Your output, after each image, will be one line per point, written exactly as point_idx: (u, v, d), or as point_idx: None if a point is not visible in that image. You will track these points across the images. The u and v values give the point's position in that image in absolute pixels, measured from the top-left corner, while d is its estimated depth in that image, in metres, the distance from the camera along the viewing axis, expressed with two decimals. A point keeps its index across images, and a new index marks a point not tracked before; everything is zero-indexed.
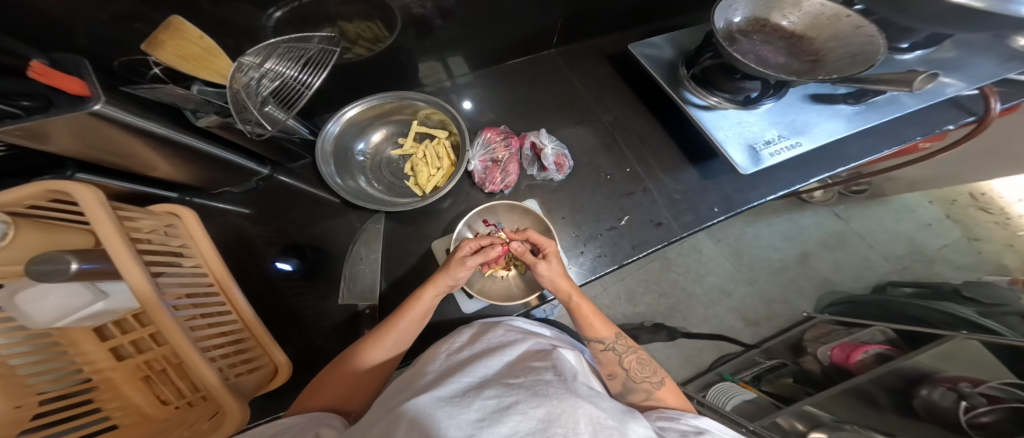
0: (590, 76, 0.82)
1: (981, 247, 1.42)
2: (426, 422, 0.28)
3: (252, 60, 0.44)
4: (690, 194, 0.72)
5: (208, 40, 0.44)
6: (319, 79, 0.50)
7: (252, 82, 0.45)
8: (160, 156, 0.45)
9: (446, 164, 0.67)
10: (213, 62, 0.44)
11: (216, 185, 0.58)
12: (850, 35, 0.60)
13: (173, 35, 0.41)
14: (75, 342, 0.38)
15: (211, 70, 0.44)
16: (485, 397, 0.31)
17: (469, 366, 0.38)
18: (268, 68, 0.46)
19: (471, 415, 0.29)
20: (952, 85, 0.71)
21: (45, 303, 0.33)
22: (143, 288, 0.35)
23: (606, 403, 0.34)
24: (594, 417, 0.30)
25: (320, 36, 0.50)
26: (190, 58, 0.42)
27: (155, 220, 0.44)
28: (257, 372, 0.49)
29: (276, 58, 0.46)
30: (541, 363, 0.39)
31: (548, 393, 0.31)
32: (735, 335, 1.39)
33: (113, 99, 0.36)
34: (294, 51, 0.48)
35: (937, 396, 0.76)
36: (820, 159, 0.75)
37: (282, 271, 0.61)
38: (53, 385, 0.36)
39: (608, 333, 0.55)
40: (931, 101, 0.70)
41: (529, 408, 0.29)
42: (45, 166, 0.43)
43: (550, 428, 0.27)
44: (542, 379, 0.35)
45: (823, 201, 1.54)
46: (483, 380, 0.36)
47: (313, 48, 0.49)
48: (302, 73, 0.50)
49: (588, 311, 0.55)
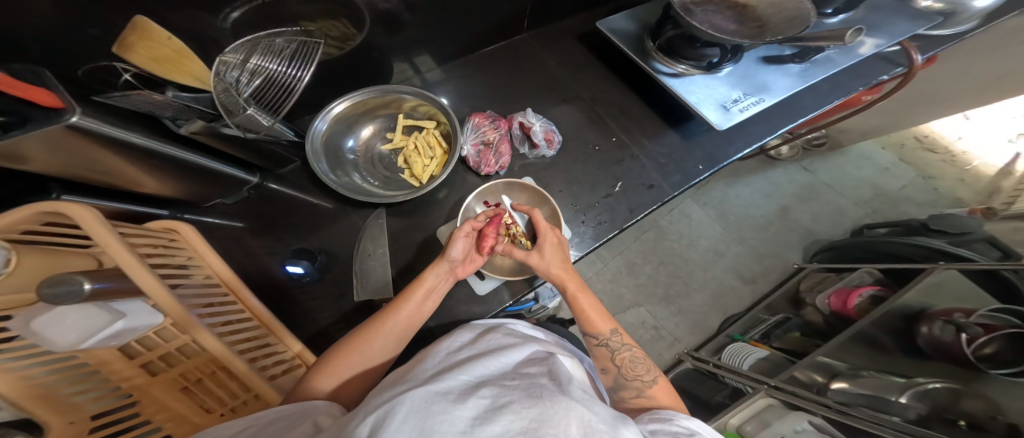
0: (565, 56, 0.80)
1: (936, 184, 1.52)
2: (421, 417, 0.25)
3: (235, 58, 0.44)
4: (676, 155, 0.72)
5: (177, 40, 0.39)
6: (307, 73, 0.47)
7: (235, 82, 0.44)
8: (145, 169, 0.40)
9: (439, 153, 0.63)
10: (185, 65, 0.40)
11: (204, 198, 0.53)
12: (782, 3, 0.62)
13: (141, 36, 0.37)
14: (105, 361, 0.33)
15: (184, 74, 0.40)
16: (479, 396, 0.29)
17: (467, 364, 0.36)
18: (253, 64, 0.45)
19: (466, 413, 0.27)
20: (873, 45, 0.74)
21: (63, 328, 0.28)
22: (159, 292, 0.33)
23: (599, 407, 0.30)
24: (585, 420, 0.27)
25: (288, 30, 0.46)
26: (164, 61, 0.38)
27: (154, 232, 0.38)
28: (292, 372, 0.45)
29: (259, 55, 0.45)
30: (536, 369, 0.36)
31: (542, 395, 0.29)
32: (735, 294, 1.42)
33: (90, 111, 0.31)
34: (275, 45, 0.46)
35: (937, 332, 0.79)
36: (782, 110, 0.77)
37: (294, 275, 0.55)
38: (96, 403, 0.33)
39: (607, 328, 0.52)
40: (857, 58, 0.72)
41: (522, 408, 0.27)
42: (26, 190, 0.37)
43: (540, 430, 0.25)
44: (538, 382, 0.32)
45: (791, 157, 1.63)
46: (481, 380, 0.33)
47: (292, 41, 0.46)
48: (291, 68, 0.47)
49: (586, 304, 0.53)
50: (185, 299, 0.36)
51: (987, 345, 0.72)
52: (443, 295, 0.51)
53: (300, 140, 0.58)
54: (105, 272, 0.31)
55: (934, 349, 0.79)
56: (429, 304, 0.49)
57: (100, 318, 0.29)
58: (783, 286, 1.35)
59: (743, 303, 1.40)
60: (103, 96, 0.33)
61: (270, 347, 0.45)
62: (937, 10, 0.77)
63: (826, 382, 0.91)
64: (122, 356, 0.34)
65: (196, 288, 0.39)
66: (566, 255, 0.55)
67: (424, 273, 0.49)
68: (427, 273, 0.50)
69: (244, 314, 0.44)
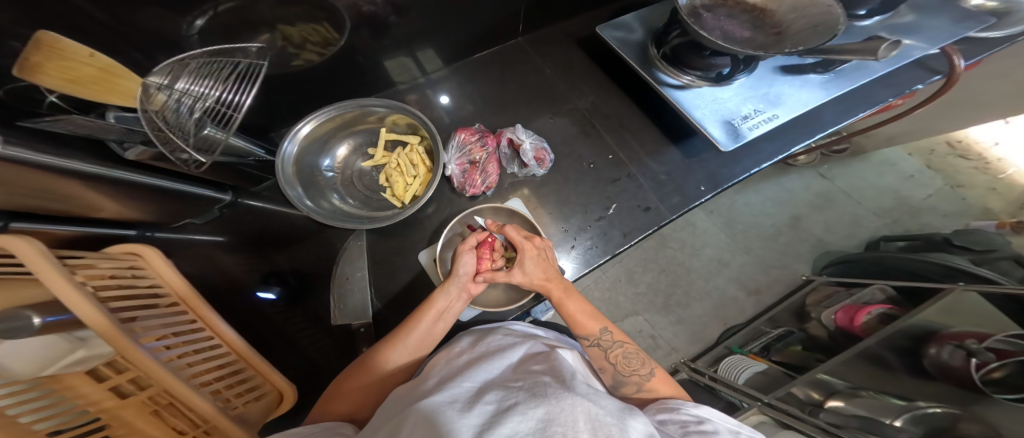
0: (564, 61, 0.76)
1: (965, 193, 1.45)
2: (427, 427, 0.26)
3: (159, 80, 0.37)
4: (676, 174, 0.68)
5: (102, 57, 0.34)
6: (246, 98, 0.40)
7: (172, 103, 0.37)
8: (103, 195, 0.38)
9: (422, 171, 0.61)
10: (117, 83, 0.34)
11: (176, 217, 0.50)
12: (806, 6, 0.55)
13: (53, 55, 0.31)
14: (72, 385, 0.31)
15: (120, 93, 0.34)
16: (485, 402, 0.28)
17: (468, 370, 0.35)
18: (180, 88, 0.38)
19: (472, 420, 0.26)
20: (915, 47, 0.67)
21: (19, 356, 0.28)
22: (104, 326, 0.30)
23: (604, 400, 0.30)
24: (591, 414, 0.27)
25: (248, 48, 0.44)
26: (88, 82, 0.32)
27: (116, 258, 0.38)
28: (264, 399, 0.47)
29: (187, 77, 0.39)
30: (540, 366, 0.36)
31: (546, 393, 0.28)
32: (738, 306, 1.38)
33: (22, 138, 0.29)
34: (212, 67, 0.40)
35: (946, 356, 0.74)
36: (797, 126, 0.71)
37: (267, 300, 0.54)
38: (65, 426, 0.30)
39: (597, 328, 0.51)
40: (899, 65, 0.66)
41: (528, 409, 0.27)
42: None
43: (550, 428, 0.25)
44: (541, 380, 0.31)
45: (808, 163, 1.54)
46: (484, 385, 0.33)
47: (240, 62, 0.42)
48: (226, 92, 0.40)
49: (571, 308, 0.52)
50: (146, 330, 0.36)
51: (997, 369, 0.68)
52: (458, 313, 0.51)
53: (271, 159, 0.58)
54: (57, 305, 0.31)
55: (940, 372, 0.75)
56: (440, 326, 0.49)
57: (58, 346, 0.30)
58: (788, 299, 1.30)
59: (745, 315, 1.36)
60: (36, 121, 0.31)
61: (241, 374, 0.45)
62: (988, 8, 0.74)
63: (823, 400, 0.89)
64: (89, 378, 0.33)
65: (163, 317, 0.39)
66: (549, 261, 0.53)
67: (436, 294, 0.49)
68: (438, 294, 0.49)
69: (215, 341, 0.43)
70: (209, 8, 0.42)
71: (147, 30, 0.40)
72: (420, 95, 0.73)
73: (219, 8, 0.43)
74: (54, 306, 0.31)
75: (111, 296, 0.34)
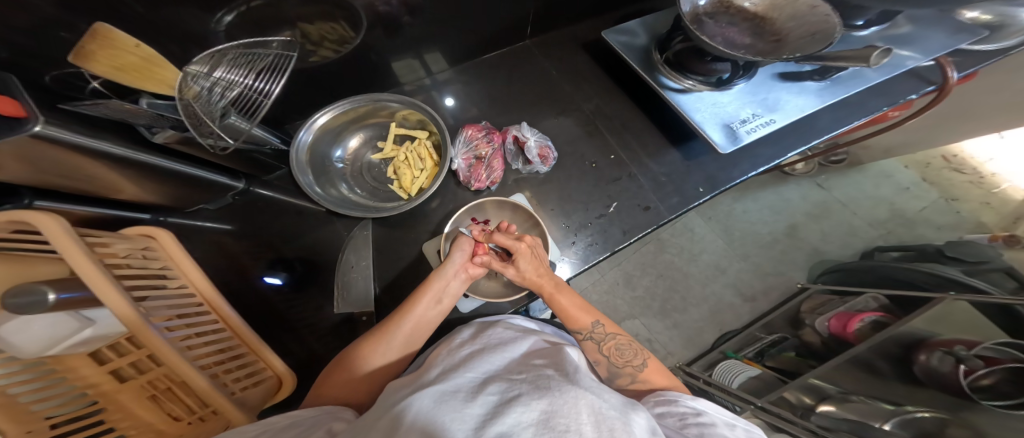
0: (569, 66, 0.78)
1: (959, 206, 1.48)
2: (429, 415, 0.27)
3: (199, 69, 0.40)
4: (675, 176, 0.70)
5: (146, 47, 0.36)
6: (277, 86, 0.43)
7: (204, 93, 0.40)
8: (126, 177, 0.40)
9: (429, 164, 0.63)
10: (157, 73, 0.37)
11: (189, 203, 0.53)
12: (805, 15, 0.57)
13: (102, 45, 0.34)
14: (72, 367, 0.34)
15: (159, 82, 0.37)
16: (488, 393, 0.30)
17: (470, 362, 0.36)
18: (218, 77, 0.41)
19: (475, 410, 0.28)
20: (910, 58, 0.69)
21: (28, 335, 0.29)
22: (120, 304, 0.32)
23: (608, 394, 0.31)
24: (595, 408, 0.28)
25: (278, 40, 0.45)
26: (130, 69, 0.35)
27: (131, 240, 0.40)
28: (264, 384, 0.47)
29: (225, 66, 0.41)
30: (542, 361, 0.37)
31: (550, 386, 0.30)
32: (733, 311, 1.39)
33: (55, 118, 0.30)
34: (247, 58, 0.43)
35: (935, 362, 0.75)
36: (796, 132, 0.73)
37: (272, 285, 0.58)
38: (58, 410, 0.32)
39: (590, 321, 0.53)
40: (893, 74, 0.68)
41: (532, 400, 0.28)
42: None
43: (552, 419, 0.26)
44: (544, 373, 0.33)
45: (806, 173, 1.56)
46: (487, 376, 0.34)
47: (270, 53, 0.44)
48: (258, 81, 0.44)
49: (566, 303, 0.53)
50: (153, 310, 0.37)
51: (986, 377, 0.70)
52: (456, 295, 0.53)
53: (285, 149, 0.60)
54: (73, 283, 0.33)
55: (927, 377, 0.77)
56: (434, 311, 0.50)
57: (67, 326, 0.31)
58: (784, 305, 1.32)
59: (740, 321, 1.37)
60: (72, 104, 0.33)
61: (241, 358, 0.46)
62: (982, 21, 0.76)
63: (815, 404, 0.91)
64: (90, 360, 0.35)
65: (170, 299, 0.41)
66: (541, 260, 0.55)
67: (431, 278, 0.51)
68: (435, 277, 0.51)
69: (218, 326, 0.45)
70: (238, 3, 0.44)
71: (177, 25, 0.41)
72: (426, 96, 0.75)
73: (245, 6, 0.45)
74: (70, 283, 0.33)
75: (123, 276, 0.36)
